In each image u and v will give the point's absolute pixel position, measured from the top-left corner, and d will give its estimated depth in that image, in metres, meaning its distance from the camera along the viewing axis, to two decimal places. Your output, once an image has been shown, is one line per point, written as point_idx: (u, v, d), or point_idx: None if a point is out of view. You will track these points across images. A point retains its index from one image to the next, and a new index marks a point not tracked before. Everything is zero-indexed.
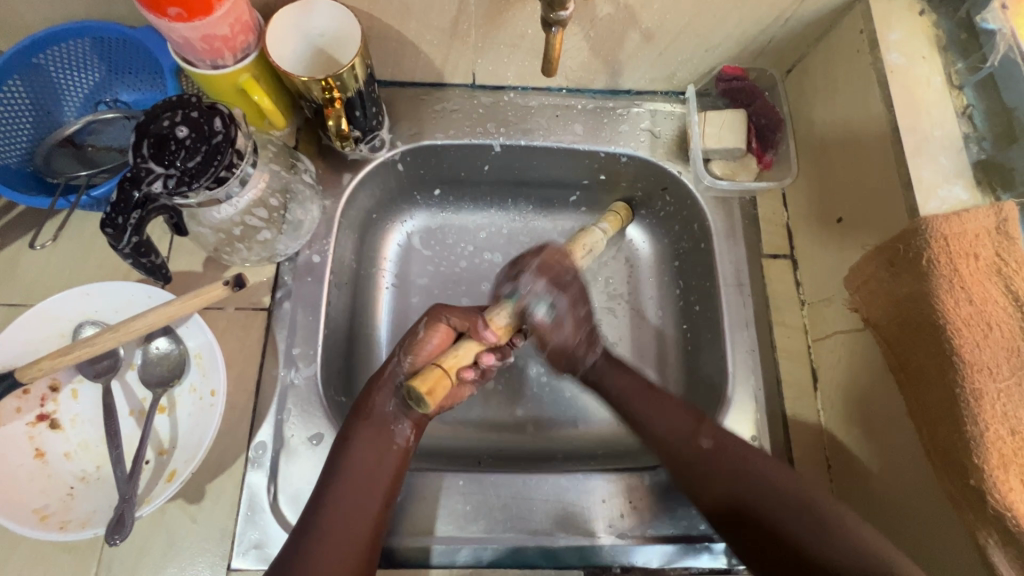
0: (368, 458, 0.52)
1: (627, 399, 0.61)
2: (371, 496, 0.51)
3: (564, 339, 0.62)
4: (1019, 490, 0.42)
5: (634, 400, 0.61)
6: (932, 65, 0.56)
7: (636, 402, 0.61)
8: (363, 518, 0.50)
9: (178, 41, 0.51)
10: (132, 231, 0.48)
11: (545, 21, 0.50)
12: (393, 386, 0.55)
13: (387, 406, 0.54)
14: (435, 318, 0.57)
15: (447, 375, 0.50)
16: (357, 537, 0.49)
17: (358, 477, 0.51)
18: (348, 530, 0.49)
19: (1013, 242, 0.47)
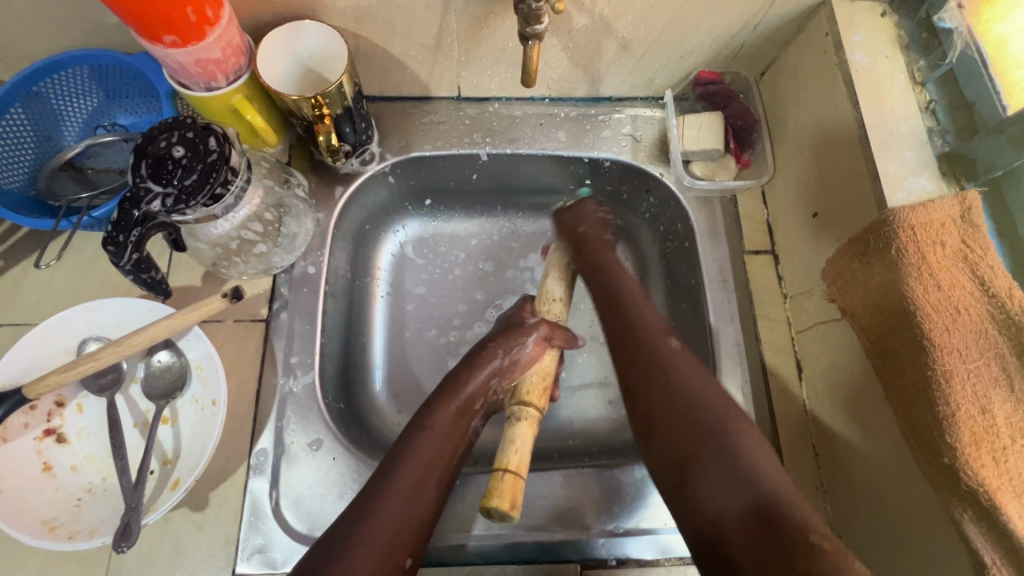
0: (432, 462, 0.51)
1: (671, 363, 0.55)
2: (424, 508, 0.49)
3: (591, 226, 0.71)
4: (990, 466, 0.44)
5: (615, 278, 0.65)
6: (895, 64, 0.59)
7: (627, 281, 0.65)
8: (416, 531, 0.48)
9: (173, 66, 0.53)
10: (133, 248, 0.50)
11: (522, 35, 0.53)
12: (485, 384, 0.58)
13: (473, 402, 0.57)
14: (542, 334, 0.61)
15: (520, 481, 0.51)
16: (415, 536, 0.48)
17: (394, 522, 0.47)
18: (402, 540, 0.47)
19: (976, 230, 0.49)
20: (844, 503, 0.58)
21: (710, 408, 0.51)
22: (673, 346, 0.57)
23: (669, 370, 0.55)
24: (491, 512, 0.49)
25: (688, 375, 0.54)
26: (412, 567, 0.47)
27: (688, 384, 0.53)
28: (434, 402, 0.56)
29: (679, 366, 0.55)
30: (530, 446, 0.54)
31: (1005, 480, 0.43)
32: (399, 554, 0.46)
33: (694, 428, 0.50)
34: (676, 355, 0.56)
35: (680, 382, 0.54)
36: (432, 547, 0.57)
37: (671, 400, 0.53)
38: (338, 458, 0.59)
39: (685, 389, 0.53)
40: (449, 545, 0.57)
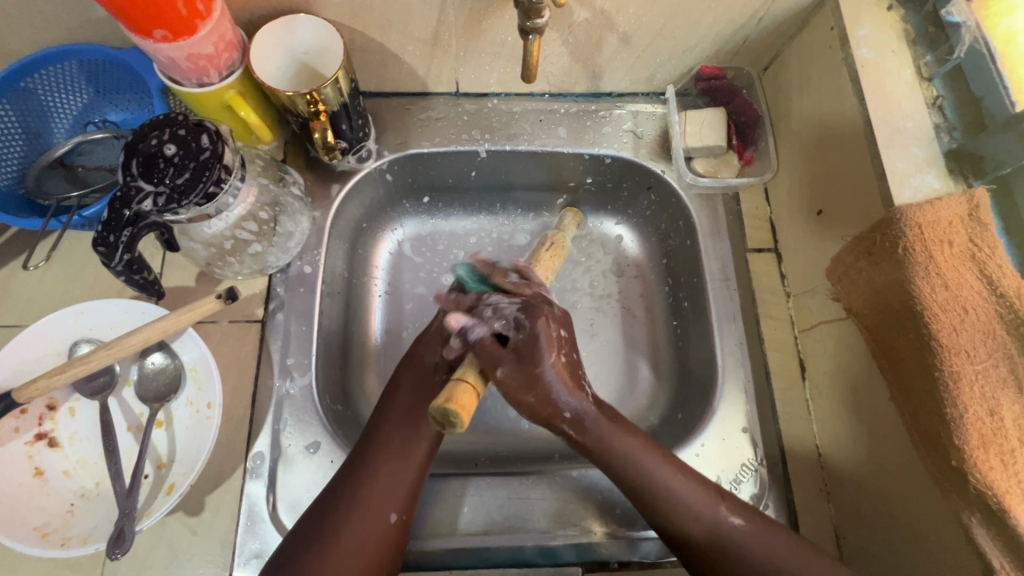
0: (404, 425, 0.54)
1: (665, 484, 0.51)
2: (406, 469, 0.52)
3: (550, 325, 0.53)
4: (999, 469, 0.43)
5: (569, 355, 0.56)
6: (902, 58, 0.58)
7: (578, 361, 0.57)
8: (400, 488, 0.51)
9: (163, 61, 0.52)
10: (124, 248, 0.49)
11: (522, 29, 0.52)
12: (439, 335, 0.59)
13: (434, 357, 0.58)
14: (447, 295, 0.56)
15: (473, 390, 0.44)
16: (398, 492, 0.51)
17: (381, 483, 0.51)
18: (384, 498, 0.50)
19: (985, 228, 0.48)
20: (849, 504, 0.57)
21: (630, 456, 0.51)
22: (738, 525, 0.51)
23: (680, 501, 0.51)
24: (439, 418, 0.42)
25: (773, 545, 0.50)
26: (402, 522, 0.51)
27: (650, 466, 0.52)
28: (401, 368, 0.58)
29: (693, 505, 0.51)
30: (481, 362, 0.47)
31: (1013, 482, 0.43)
32: (382, 509, 0.50)
33: (627, 483, 0.52)
34: (678, 479, 0.52)
35: (766, 553, 0.50)
36: (431, 551, 0.56)
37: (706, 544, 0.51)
38: (335, 461, 0.58)
39: (660, 496, 0.51)
40: (450, 549, 0.57)
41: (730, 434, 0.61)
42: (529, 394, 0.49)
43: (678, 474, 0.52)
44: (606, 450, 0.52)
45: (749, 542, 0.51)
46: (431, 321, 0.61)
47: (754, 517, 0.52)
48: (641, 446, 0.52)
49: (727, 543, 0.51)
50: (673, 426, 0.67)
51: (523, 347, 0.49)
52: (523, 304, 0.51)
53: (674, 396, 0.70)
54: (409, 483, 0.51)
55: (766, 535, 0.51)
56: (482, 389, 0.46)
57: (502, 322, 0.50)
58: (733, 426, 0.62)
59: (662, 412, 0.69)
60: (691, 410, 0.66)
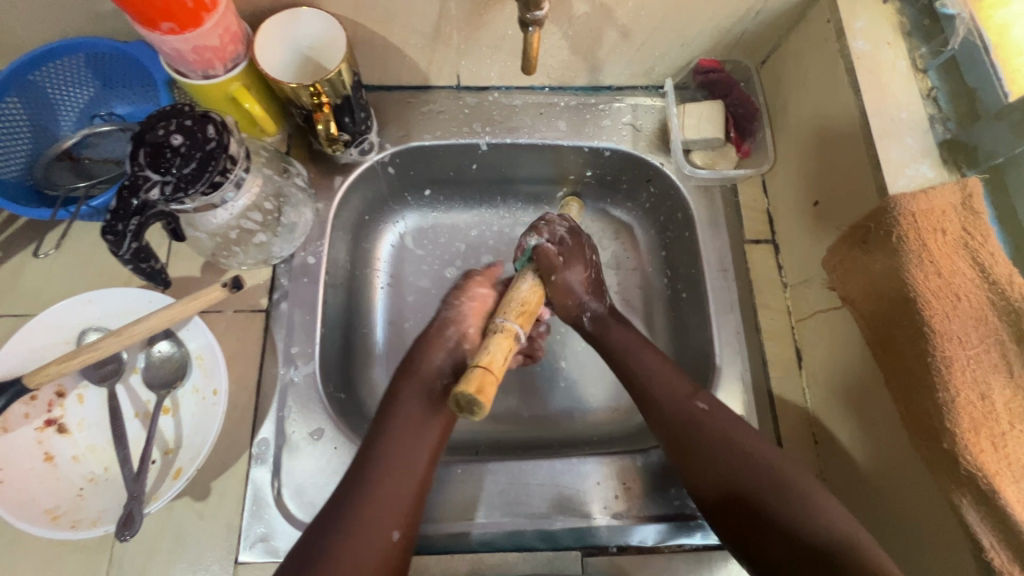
0: (405, 440, 0.53)
1: (651, 371, 0.59)
2: (407, 483, 0.52)
3: (580, 292, 0.61)
4: (989, 452, 0.44)
5: (635, 350, 0.60)
6: (897, 50, 0.58)
7: (647, 354, 0.60)
8: (400, 505, 0.51)
9: (170, 54, 0.53)
10: (132, 237, 0.50)
11: (522, 21, 0.52)
12: (445, 346, 0.59)
13: (435, 364, 0.58)
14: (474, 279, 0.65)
15: (493, 375, 0.44)
16: (398, 508, 0.50)
17: (388, 492, 0.50)
18: (387, 512, 0.50)
19: (978, 216, 0.49)
20: (844, 491, 0.58)
21: (626, 346, 0.61)
22: (703, 408, 0.56)
23: (663, 385, 0.58)
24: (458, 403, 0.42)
25: (731, 427, 0.55)
26: (404, 539, 0.50)
27: (641, 355, 0.60)
28: (398, 381, 0.58)
29: (669, 385, 0.57)
30: (508, 352, 0.47)
31: (1004, 465, 0.43)
32: (384, 527, 0.49)
33: (625, 368, 0.60)
34: (665, 368, 0.59)
35: (725, 433, 0.54)
36: (434, 535, 0.57)
37: (677, 419, 0.56)
38: (339, 448, 0.59)
39: (657, 381, 0.58)
40: (452, 534, 0.58)
41: None
42: (566, 301, 0.61)
43: (659, 362, 0.59)
44: (603, 339, 0.62)
45: (710, 421, 0.55)
46: (432, 323, 0.62)
47: (721, 408, 0.57)
48: (636, 339, 0.61)
49: (692, 422, 0.55)
50: None
51: (570, 245, 0.62)
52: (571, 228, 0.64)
53: None
54: (410, 498, 0.51)
55: (725, 419, 0.55)
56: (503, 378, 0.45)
57: (553, 233, 0.62)
58: None
59: None
60: None
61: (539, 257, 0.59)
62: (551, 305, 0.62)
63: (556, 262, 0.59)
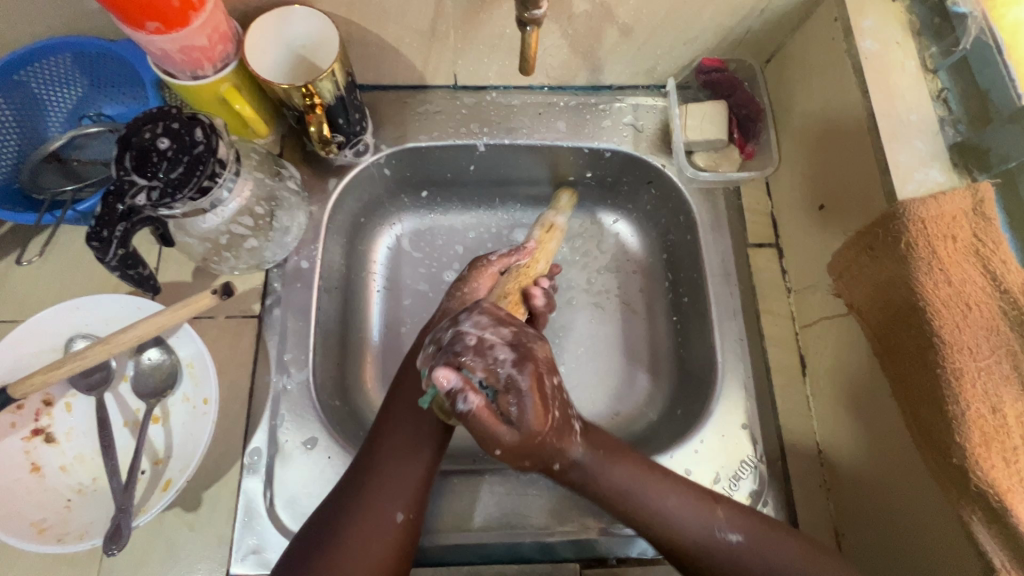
0: (392, 477, 0.50)
1: (657, 511, 0.49)
2: (413, 468, 0.51)
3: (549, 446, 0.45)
4: (1001, 467, 0.42)
5: (633, 492, 0.50)
6: (906, 50, 0.57)
7: (648, 491, 0.50)
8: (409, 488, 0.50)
9: (157, 54, 0.51)
10: (119, 243, 0.49)
11: (520, 20, 0.51)
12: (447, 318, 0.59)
13: None
14: (479, 267, 0.62)
15: None
16: (405, 492, 0.50)
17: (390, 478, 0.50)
18: (392, 496, 0.50)
19: (989, 223, 0.48)
20: (849, 502, 0.57)
21: (629, 488, 0.50)
22: (738, 540, 0.49)
23: (679, 528, 0.49)
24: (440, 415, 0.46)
25: (774, 554, 0.49)
26: (409, 521, 0.50)
27: (647, 489, 0.50)
28: (391, 396, 0.56)
29: (694, 526, 0.49)
30: None
31: (1016, 481, 0.42)
32: (390, 509, 0.49)
33: (630, 512, 0.50)
34: (673, 502, 0.50)
35: (772, 566, 0.48)
36: (429, 547, 0.56)
37: (713, 563, 0.49)
38: (333, 457, 0.58)
39: (659, 519, 0.49)
40: (448, 546, 0.56)
41: (729, 431, 0.61)
42: (529, 461, 0.46)
43: (672, 492, 0.50)
44: (597, 485, 0.50)
45: (751, 560, 0.49)
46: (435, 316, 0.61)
47: (752, 524, 0.50)
48: (638, 474, 0.51)
49: (727, 560, 0.49)
50: (672, 423, 0.67)
51: (508, 387, 0.44)
52: (513, 342, 0.46)
53: (675, 392, 0.70)
54: (418, 482, 0.51)
55: (765, 543, 0.49)
56: None
57: (486, 367, 0.44)
58: (733, 422, 0.61)
59: (661, 408, 0.69)
60: (690, 406, 0.66)
61: (469, 420, 0.42)
62: (512, 468, 0.47)
63: (494, 424, 0.42)
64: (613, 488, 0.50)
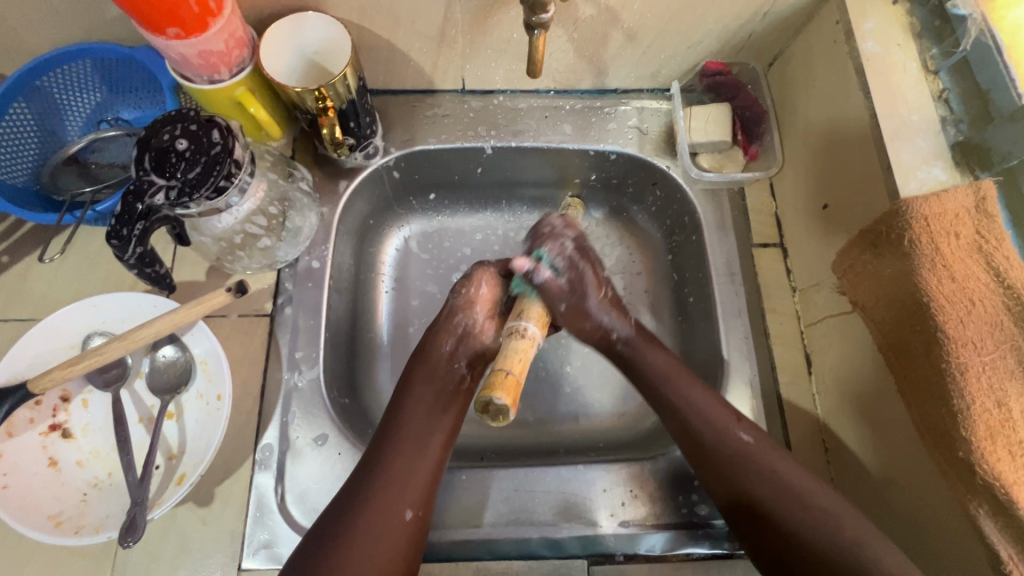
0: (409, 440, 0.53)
1: (693, 403, 0.56)
2: (418, 464, 0.52)
3: (598, 316, 0.60)
4: (1007, 460, 0.43)
5: (674, 378, 0.57)
6: (908, 51, 0.57)
7: (684, 380, 0.57)
8: (416, 484, 0.51)
9: (176, 58, 0.53)
10: (137, 241, 0.50)
11: (527, 24, 0.52)
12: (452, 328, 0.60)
13: (445, 348, 0.59)
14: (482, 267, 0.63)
15: (516, 378, 0.46)
16: (411, 490, 0.51)
17: (398, 472, 0.51)
18: (397, 496, 0.50)
19: (992, 220, 0.48)
20: (855, 500, 0.57)
21: (664, 373, 0.58)
22: (747, 440, 0.54)
23: (704, 421, 0.55)
24: (486, 407, 0.45)
25: (776, 461, 0.53)
26: (417, 520, 0.50)
27: (682, 385, 0.57)
28: (412, 366, 0.58)
29: (714, 422, 0.55)
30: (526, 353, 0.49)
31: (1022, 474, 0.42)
32: (397, 508, 0.49)
33: (666, 397, 0.57)
34: (702, 396, 0.56)
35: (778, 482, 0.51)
36: (438, 542, 0.57)
37: (723, 453, 0.53)
38: (343, 453, 0.59)
39: (691, 411, 0.55)
40: (457, 542, 0.57)
41: None
42: (585, 324, 0.61)
43: (708, 396, 0.56)
44: (640, 364, 0.59)
45: (758, 454, 0.53)
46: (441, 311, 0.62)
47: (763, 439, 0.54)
48: (672, 363, 0.58)
49: (736, 455, 0.53)
50: None
51: (574, 280, 0.60)
52: (578, 245, 0.62)
53: None
54: (426, 479, 0.52)
55: (771, 452, 0.53)
56: (524, 373, 0.47)
57: (558, 259, 0.60)
58: None
59: None
60: None
61: (543, 292, 0.58)
62: (574, 331, 0.62)
63: (557, 297, 0.58)
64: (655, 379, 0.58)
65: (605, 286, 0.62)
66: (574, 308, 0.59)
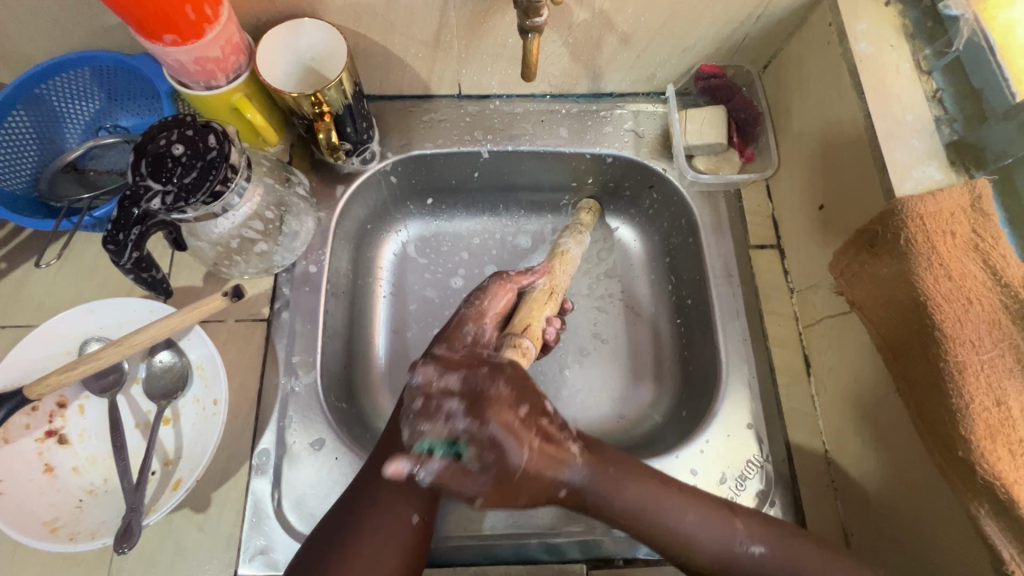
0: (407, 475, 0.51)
1: (680, 529, 0.50)
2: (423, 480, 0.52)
3: (532, 474, 0.49)
4: (1007, 459, 0.42)
5: (655, 517, 0.51)
6: (901, 52, 0.58)
7: (677, 501, 0.51)
8: (417, 501, 0.51)
9: (173, 65, 0.53)
10: (133, 247, 0.50)
11: (521, 28, 0.52)
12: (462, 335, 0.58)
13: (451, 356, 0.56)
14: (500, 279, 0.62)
15: None
16: (417, 492, 0.51)
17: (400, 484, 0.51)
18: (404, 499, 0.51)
19: (988, 218, 0.48)
20: (856, 501, 0.57)
21: (643, 508, 0.51)
22: (760, 550, 0.50)
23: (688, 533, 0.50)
24: None
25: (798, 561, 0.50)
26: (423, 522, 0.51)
27: (668, 506, 0.51)
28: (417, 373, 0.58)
29: (712, 544, 0.50)
30: None
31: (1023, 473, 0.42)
32: (404, 509, 0.50)
33: (646, 534, 0.51)
34: (698, 520, 0.51)
35: (793, 574, 0.49)
36: (436, 547, 0.56)
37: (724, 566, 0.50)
38: (339, 458, 0.59)
39: (678, 541, 0.50)
40: (456, 547, 0.57)
41: (734, 430, 0.61)
42: (521, 497, 0.49)
43: (692, 509, 0.51)
44: (609, 506, 0.51)
45: (773, 567, 0.50)
46: (449, 321, 0.61)
47: (774, 535, 0.51)
48: (649, 498, 0.51)
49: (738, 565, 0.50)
50: (677, 424, 0.67)
51: (489, 461, 0.47)
52: (467, 396, 0.50)
53: (679, 394, 0.70)
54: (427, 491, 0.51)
55: (787, 551, 0.50)
56: None
57: (455, 429, 0.48)
58: (738, 422, 0.62)
59: (666, 410, 0.69)
60: (696, 406, 0.66)
61: (445, 481, 0.47)
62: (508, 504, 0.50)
63: (460, 484, 0.47)
64: (640, 513, 0.51)
65: (542, 418, 0.51)
66: (499, 484, 0.48)
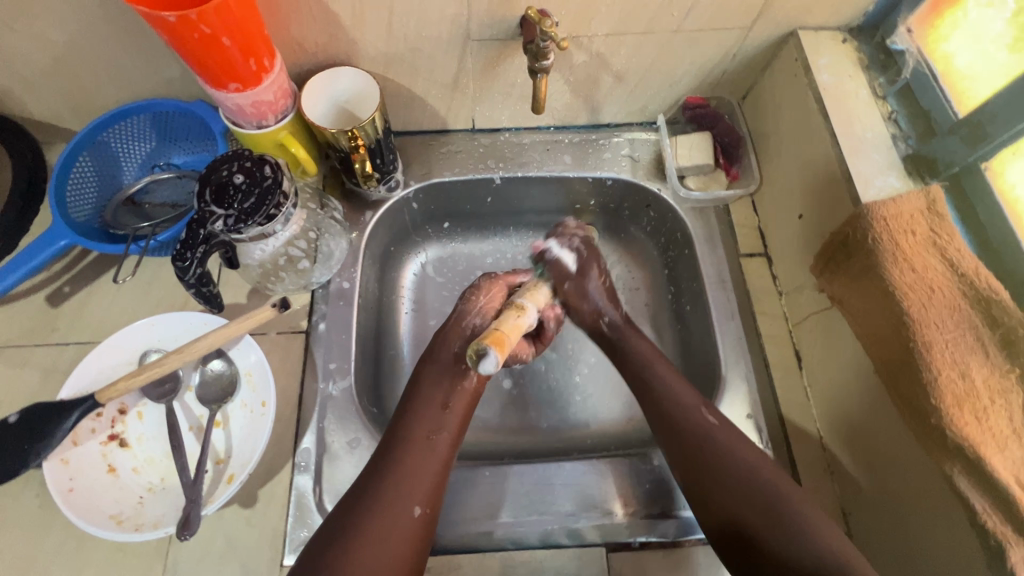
0: (414, 457, 0.56)
1: (680, 401, 0.60)
2: (430, 463, 0.56)
3: (595, 299, 0.70)
4: (972, 424, 0.48)
5: (652, 363, 0.64)
6: (858, 81, 0.67)
7: (663, 369, 0.64)
8: (423, 485, 0.55)
9: (232, 108, 0.62)
10: (198, 263, 0.57)
11: (532, 69, 0.62)
12: (461, 330, 0.67)
13: (454, 348, 0.65)
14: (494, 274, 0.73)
15: (506, 337, 0.53)
16: (420, 487, 0.54)
17: (410, 473, 0.55)
18: (410, 493, 0.54)
19: (942, 219, 0.56)
20: (850, 481, 0.62)
21: (644, 355, 0.66)
22: (713, 422, 0.59)
23: (678, 455, 0.58)
24: (478, 354, 0.50)
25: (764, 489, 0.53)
26: (424, 516, 0.54)
27: (665, 378, 0.63)
28: (421, 368, 0.64)
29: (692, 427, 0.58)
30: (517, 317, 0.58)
31: (987, 436, 0.48)
32: (408, 504, 0.53)
33: (653, 390, 0.62)
34: (680, 384, 0.62)
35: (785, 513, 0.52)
36: (464, 533, 0.61)
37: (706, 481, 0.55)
38: None
39: (683, 419, 0.59)
40: (484, 533, 0.61)
41: (735, 420, 0.67)
42: (582, 309, 0.70)
43: (678, 381, 0.62)
44: (624, 348, 0.67)
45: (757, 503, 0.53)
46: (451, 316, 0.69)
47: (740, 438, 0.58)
48: (652, 350, 0.66)
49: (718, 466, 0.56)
50: None
51: (582, 267, 0.70)
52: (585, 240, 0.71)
53: None
54: (433, 476, 0.56)
55: (736, 438, 0.57)
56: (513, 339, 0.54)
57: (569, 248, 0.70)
58: (738, 413, 0.67)
59: None
60: None
61: (550, 268, 0.69)
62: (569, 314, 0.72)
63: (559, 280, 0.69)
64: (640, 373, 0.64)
65: (605, 278, 0.71)
66: (576, 291, 0.70)
